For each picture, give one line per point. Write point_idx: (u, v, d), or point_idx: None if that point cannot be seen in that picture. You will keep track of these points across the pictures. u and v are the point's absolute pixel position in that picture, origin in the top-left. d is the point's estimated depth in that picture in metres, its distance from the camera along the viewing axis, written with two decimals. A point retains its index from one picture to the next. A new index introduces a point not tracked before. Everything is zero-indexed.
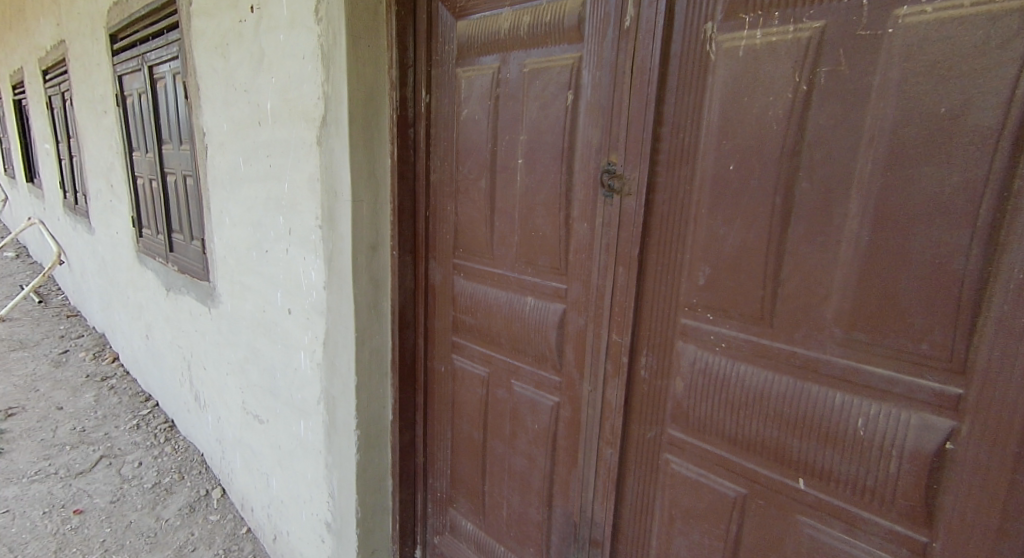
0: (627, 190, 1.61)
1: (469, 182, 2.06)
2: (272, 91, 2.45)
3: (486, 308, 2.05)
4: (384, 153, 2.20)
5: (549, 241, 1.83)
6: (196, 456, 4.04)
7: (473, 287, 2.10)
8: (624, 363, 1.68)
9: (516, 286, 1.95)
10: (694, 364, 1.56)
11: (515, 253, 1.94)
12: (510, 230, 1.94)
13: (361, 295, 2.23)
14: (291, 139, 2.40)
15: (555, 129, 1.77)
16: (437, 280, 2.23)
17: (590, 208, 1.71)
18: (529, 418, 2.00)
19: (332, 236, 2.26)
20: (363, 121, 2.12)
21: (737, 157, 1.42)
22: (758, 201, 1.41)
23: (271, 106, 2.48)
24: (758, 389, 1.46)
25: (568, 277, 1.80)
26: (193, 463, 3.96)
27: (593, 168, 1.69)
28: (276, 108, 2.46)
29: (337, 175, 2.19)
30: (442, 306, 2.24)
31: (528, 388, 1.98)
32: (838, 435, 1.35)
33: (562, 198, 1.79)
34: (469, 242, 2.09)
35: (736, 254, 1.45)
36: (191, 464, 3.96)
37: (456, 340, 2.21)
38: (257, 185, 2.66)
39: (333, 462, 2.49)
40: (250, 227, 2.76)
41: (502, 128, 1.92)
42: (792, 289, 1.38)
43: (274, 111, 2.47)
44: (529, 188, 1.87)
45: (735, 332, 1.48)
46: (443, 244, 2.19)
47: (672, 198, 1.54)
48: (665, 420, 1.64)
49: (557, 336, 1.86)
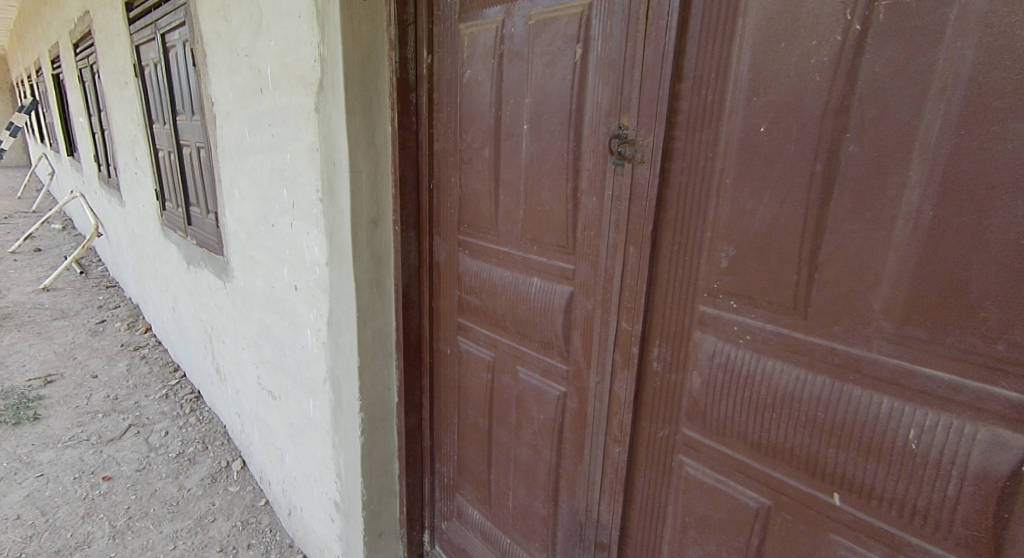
0: (641, 157, 1.40)
1: (473, 151, 1.87)
2: (271, 55, 2.30)
3: (491, 289, 1.88)
4: (385, 120, 2.02)
5: (555, 217, 1.64)
6: (220, 427, 4.03)
7: (478, 266, 1.92)
8: (634, 354, 1.50)
9: (521, 265, 1.78)
10: (714, 358, 1.37)
11: (520, 229, 1.76)
12: (515, 204, 1.76)
13: (361, 274, 2.07)
14: (290, 106, 2.25)
15: (562, 89, 1.57)
16: (442, 257, 2.07)
17: (599, 179, 1.51)
18: (534, 408, 1.84)
19: (332, 210, 2.10)
20: (360, 84, 1.95)
21: (769, 117, 1.21)
22: (794, 169, 1.19)
23: (271, 72, 2.33)
24: (787, 389, 1.26)
25: (576, 257, 1.61)
26: (217, 435, 3.95)
27: (603, 133, 1.49)
28: (275, 74, 2.31)
29: (334, 145, 2.03)
30: (446, 285, 2.07)
31: (534, 376, 1.82)
32: (883, 447, 1.14)
33: (568, 168, 1.59)
34: (474, 217, 1.91)
35: (766, 233, 1.25)
36: (214, 435, 3.96)
37: (461, 323, 2.05)
38: (261, 156, 2.53)
39: (339, 444, 2.35)
40: (257, 201, 2.62)
41: (507, 90, 1.72)
42: (833, 274, 1.17)
43: (274, 77, 2.32)
44: (534, 156, 1.67)
45: (762, 322, 1.29)
46: (448, 219, 2.02)
47: (694, 167, 1.34)
48: (680, 419, 1.45)
49: (564, 322, 1.68)
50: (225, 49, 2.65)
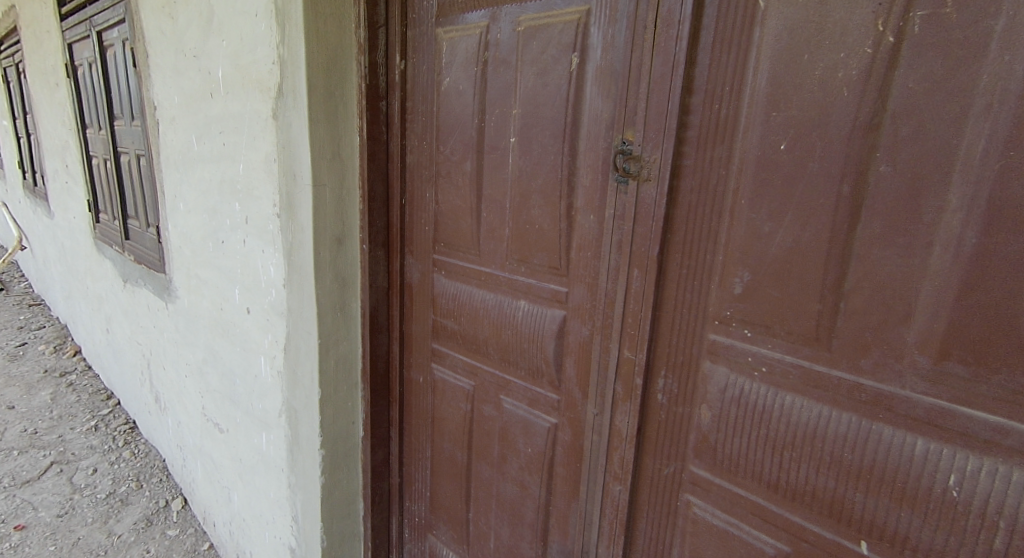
0: (647, 174, 1.31)
1: (452, 164, 1.73)
2: (223, 54, 2.00)
3: (472, 313, 1.77)
4: (351, 129, 1.83)
5: (547, 237, 1.55)
6: (158, 462, 3.68)
7: (457, 289, 1.80)
8: (636, 386, 1.39)
9: (508, 288, 1.67)
10: (726, 391, 1.28)
11: (506, 248, 1.65)
12: (501, 221, 1.65)
13: (325, 296, 1.89)
14: (244, 113, 1.97)
15: (556, 99, 1.47)
16: (415, 278, 1.92)
17: (597, 195, 1.43)
18: (521, 440, 1.73)
19: (292, 226, 1.90)
20: (324, 89, 1.76)
21: (791, 133, 1.12)
22: (819, 190, 1.11)
23: (222, 75, 2.02)
24: (810, 427, 1.16)
25: (570, 279, 1.52)
26: (155, 471, 3.61)
27: (603, 148, 1.40)
28: (227, 76, 2.00)
29: (295, 156, 1.82)
30: (420, 309, 1.93)
31: (521, 407, 1.71)
32: (918, 493, 1.05)
33: (563, 184, 1.49)
34: (452, 236, 1.78)
35: (786, 258, 1.16)
36: (152, 472, 3.62)
37: (436, 349, 1.92)
38: (209, 166, 2.20)
39: (296, 483, 2.14)
40: (205, 214, 2.31)
41: (492, 99, 1.61)
42: (861, 303, 1.09)
43: (225, 79, 2.02)
44: (523, 170, 1.56)
45: (780, 354, 1.19)
46: (422, 238, 1.87)
47: (704, 185, 1.25)
48: (687, 457, 1.35)
49: (557, 349, 1.58)
50: (170, 48, 2.40)
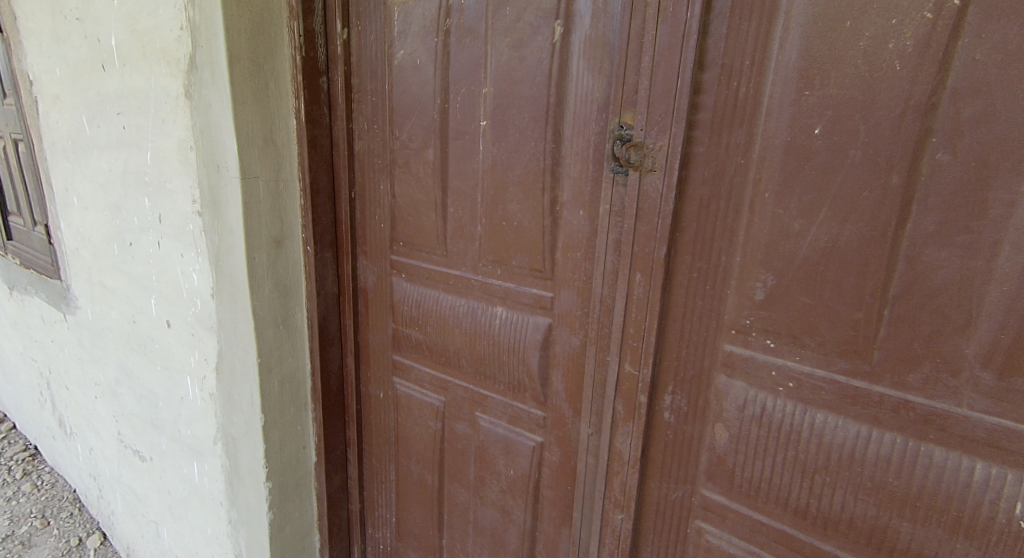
0: (651, 165, 1.12)
1: (410, 152, 1.50)
2: (115, 18, 1.64)
3: (439, 321, 1.57)
4: (286, 110, 1.54)
5: (527, 235, 1.36)
6: (67, 492, 2.94)
7: (420, 294, 1.60)
8: (640, 404, 1.23)
9: (481, 293, 1.48)
10: (745, 409, 1.13)
11: (478, 248, 1.45)
12: (472, 218, 1.44)
13: (263, 307, 1.61)
14: (149, 90, 1.62)
15: (534, 76, 1.26)
16: (370, 282, 1.68)
17: (588, 188, 1.24)
18: (502, 462, 1.55)
19: (217, 226, 1.59)
20: (250, 62, 1.46)
21: (829, 115, 0.97)
22: (863, 182, 0.96)
23: (115, 42, 1.67)
24: (845, 449, 1.03)
25: (556, 283, 1.34)
26: (63, 503, 2.87)
27: (593, 133, 1.21)
28: (122, 44, 1.65)
29: (217, 142, 1.51)
30: (378, 316, 1.70)
31: (500, 424, 1.53)
32: (975, 522, 0.95)
33: (545, 174, 1.29)
34: (414, 234, 1.56)
35: (821, 260, 1.01)
36: (60, 505, 2.86)
37: (398, 362, 1.70)
38: (108, 154, 1.85)
39: (238, 519, 1.88)
40: (107, 211, 1.95)
41: (457, 76, 1.38)
42: (910, 311, 0.95)
43: (120, 48, 1.66)
44: (498, 159, 1.36)
45: (811, 368, 1.05)
46: (377, 237, 1.64)
47: (720, 176, 1.08)
48: (698, 480, 1.21)
49: (542, 361, 1.41)
50: (42, 6, 1.91)
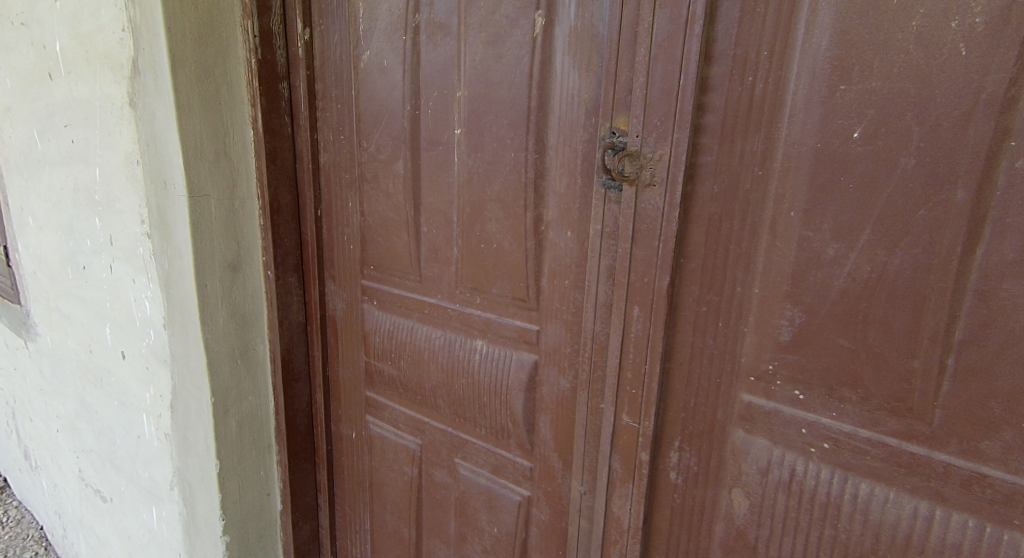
0: (649, 178, 0.94)
1: (379, 165, 1.32)
2: (58, 20, 1.48)
3: (413, 356, 1.37)
4: (242, 119, 1.37)
5: (509, 260, 1.17)
6: (33, 529, 2.75)
7: (393, 324, 1.39)
8: (641, 462, 1.03)
9: (458, 324, 1.29)
10: (770, 474, 0.93)
11: (454, 273, 1.26)
12: (447, 239, 1.26)
13: (218, 340, 1.43)
14: (92, 99, 1.46)
15: (513, 76, 1.08)
16: (339, 309, 1.49)
17: (576, 205, 1.06)
18: (485, 518, 1.35)
19: (165, 249, 1.41)
20: (196, 65, 1.29)
21: (873, 115, 0.78)
22: (920, 200, 0.76)
23: (59, 47, 1.51)
24: (898, 529, 0.83)
25: (541, 315, 1.15)
26: (27, 543, 2.68)
27: (581, 140, 1.03)
28: (65, 50, 1.49)
29: (162, 156, 1.33)
30: (348, 348, 1.50)
31: (482, 474, 1.34)
32: None
33: (528, 190, 1.11)
34: (384, 257, 1.37)
35: (865, 295, 0.81)
36: (24, 544, 2.67)
37: (371, 399, 1.50)
38: (59, 170, 1.69)
39: None
40: (60, 232, 1.79)
41: (427, 78, 1.20)
42: (981, 360, 0.76)
43: (64, 53, 1.50)
44: (475, 172, 1.17)
45: (851, 427, 0.85)
46: (346, 260, 1.45)
47: (734, 191, 0.89)
48: (712, 554, 1.01)
49: (527, 405, 1.22)
50: None
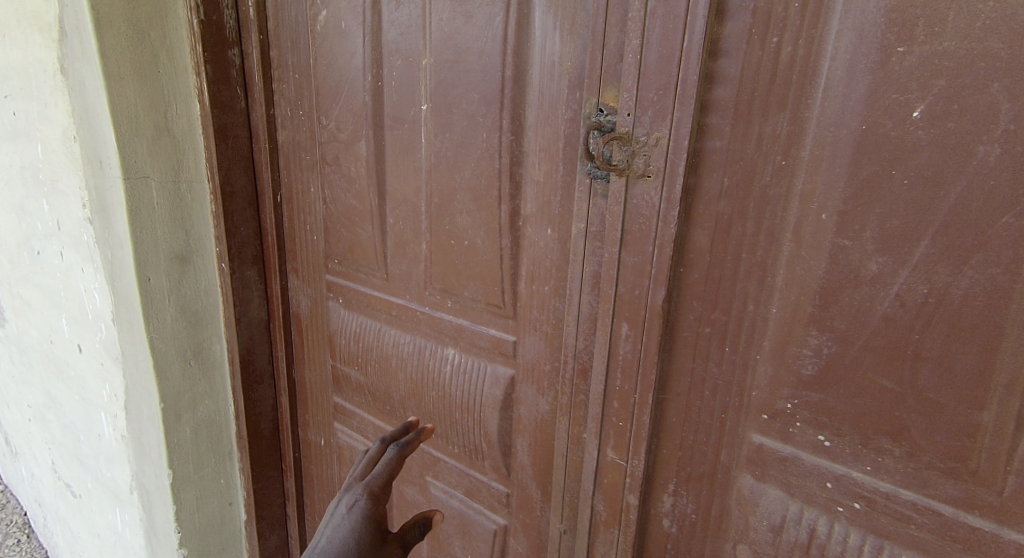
0: (643, 168, 0.76)
1: (339, 145, 1.15)
2: None
3: (380, 362, 1.20)
4: (187, 92, 1.21)
5: (482, 259, 1.00)
6: (17, 515, 2.68)
7: (359, 324, 1.22)
8: (628, 504, 0.86)
9: (428, 329, 1.11)
10: (785, 532, 0.76)
11: (423, 271, 1.09)
12: (415, 232, 1.08)
13: (166, 339, 1.29)
14: (27, 67, 1.30)
15: (486, 41, 0.91)
16: (304, 306, 1.32)
17: (558, 197, 0.89)
18: (459, 544, 1.20)
19: (106, 237, 1.26)
20: (127, 26, 1.13)
21: (945, 88, 0.59)
22: (1001, 204, 0.58)
23: None
24: None
25: (518, 324, 0.99)
26: (9, 529, 2.60)
27: (564, 119, 0.86)
28: None
29: (95, 132, 1.18)
30: (314, 348, 1.33)
31: (454, 496, 1.18)
32: None
33: (502, 177, 0.95)
34: (349, 250, 1.20)
35: (918, 323, 0.63)
36: (7, 531, 2.60)
37: (339, 405, 1.32)
38: (5, 146, 1.54)
39: None
40: (13, 213, 1.65)
41: (390, 43, 1.03)
42: None
43: None
44: (443, 155, 1.00)
45: (890, 486, 0.68)
46: (309, 250, 1.27)
47: (748, 186, 0.71)
48: None
49: (502, 426, 1.04)
50: None
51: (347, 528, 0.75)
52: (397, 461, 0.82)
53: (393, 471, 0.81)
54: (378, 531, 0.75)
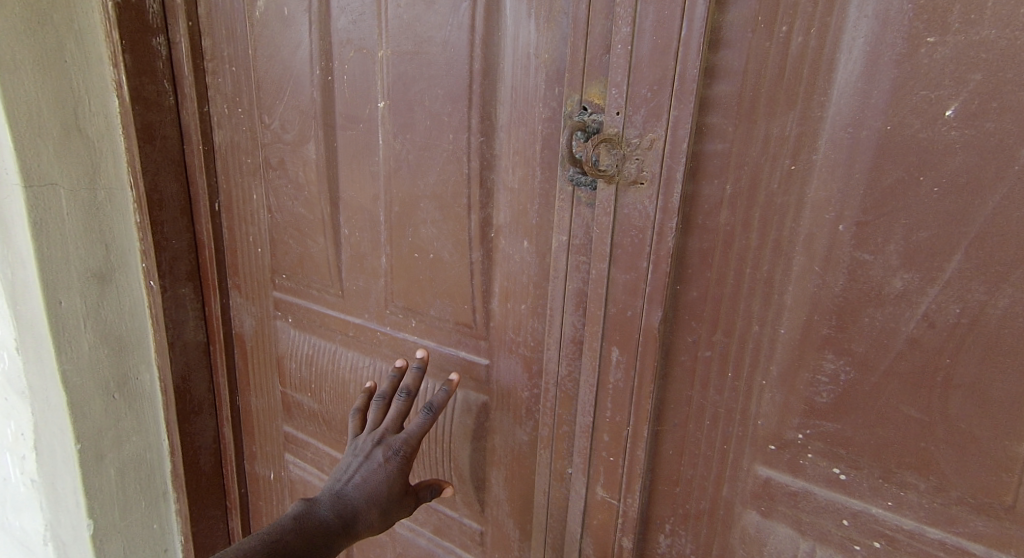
0: (635, 174, 0.68)
1: (284, 148, 1.03)
2: None
3: (336, 388, 1.08)
4: (103, 87, 1.08)
5: (449, 275, 0.90)
6: None
7: (311, 346, 1.10)
8: (620, 545, 0.78)
9: (390, 351, 1.00)
10: None
11: (383, 288, 0.98)
12: (373, 245, 0.97)
13: (85, 367, 1.14)
14: None
15: (452, 30, 0.81)
16: (247, 326, 1.19)
17: (535, 207, 0.80)
18: None
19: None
20: (25, 9, 0.98)
21: (985, 83, 0.52)
22: None
23: None
24: None
25: (491, 346, 0.89)
26: None
27: (541, 119, 0.77)
28: None
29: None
30: (261, 372, 1.20)
31: (422, 534, 1.07)
32: None
33: (471, 184, 0.85)
34: (298, 264, 1.07)
35: (949, 346, 0.56)
36: None
37: (290, 434, 1.19)
38: None
39: None
40: None
41: (341, 33, 0.92)
42: None
43: None
44: (403, 159, 0.90)
45: (915, 524, 0.61)
46: (252, 265, 1.15)
47: (752, 194, 0.63)
48: None
49: (475, 457, 0.95)
50: None
51: (382, 476, 0.82)
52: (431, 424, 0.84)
53: (427, 431, 0.84)
54: (404, 482, 0.83)
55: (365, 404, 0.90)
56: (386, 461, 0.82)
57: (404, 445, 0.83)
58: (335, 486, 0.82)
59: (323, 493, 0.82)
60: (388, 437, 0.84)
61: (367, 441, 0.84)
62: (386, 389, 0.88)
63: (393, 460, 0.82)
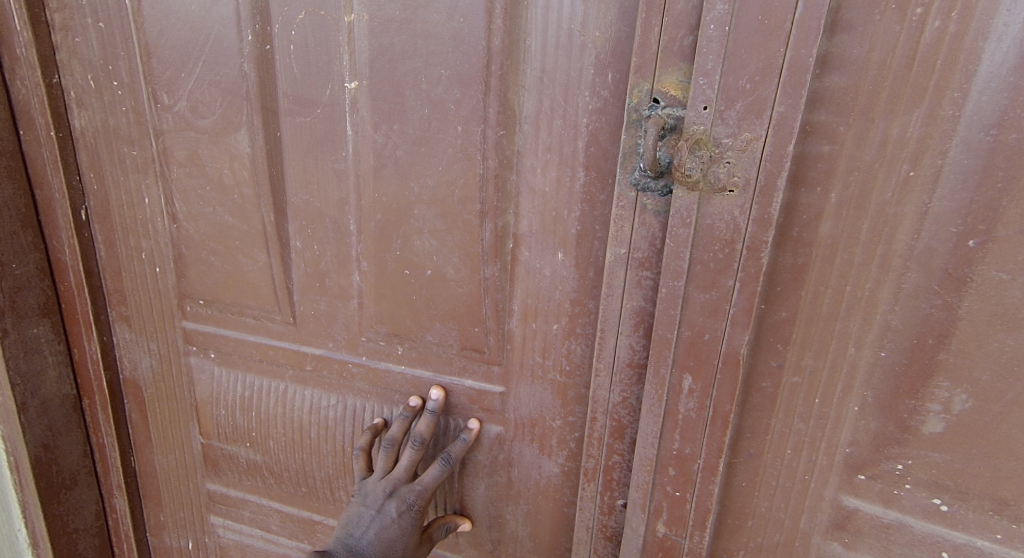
0: (724, 179, 0.58)
1: (197, 137, 0.78)
2: None
3: (288, 435, 0.88)
4: None
5: (454, 295, 0.75)
6: None
7: (248, 387, 0.88)
8: None
9: (367, 386, 0.83)
10: None
11: (355, 312, 0.80)
12: (339, 260, 0.79)
13: None
14: None
15: None
16: (142, 367, 0.92)
17: (574, 215, 0.68)
18: None
19: None
20: None
21: None
22: None
23: None
24: None
25: (507, 372, 0.77)
26: None
27: (585, 112, 0.64)
28: None
29: None
30: (166, 423, 0.94)
31: None
32: None
33: (485, 187, 0.70)
34: (222, 286, 0.84)
35: None
36: None
37: (217, 493, 0.97)
38: None
39: None
40: None
41: None
42: None
43: None
44: (388, 155, 0.72)
45: None
46: (145, 290, 0.88)
47: (862, 204, 0.57)
48: None
49: (488, 494, 0.83)
50: None
51: (396, 532, 0.76)
52: (445, 475, 0.78)
53: (442, 481, 0.79)
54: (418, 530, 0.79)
55: (369, 441, 0.82)
56: (400, 517, 0.77)
57: (419, 499, 0.77)
58: (348, 540, 0.77)
59: (336, 547, 0.77)
60: (401, 489, 0.78)
61: (379, 491, 0.78)
62: (396, 434, 0.79)
63: (407, 514, 0.77)
